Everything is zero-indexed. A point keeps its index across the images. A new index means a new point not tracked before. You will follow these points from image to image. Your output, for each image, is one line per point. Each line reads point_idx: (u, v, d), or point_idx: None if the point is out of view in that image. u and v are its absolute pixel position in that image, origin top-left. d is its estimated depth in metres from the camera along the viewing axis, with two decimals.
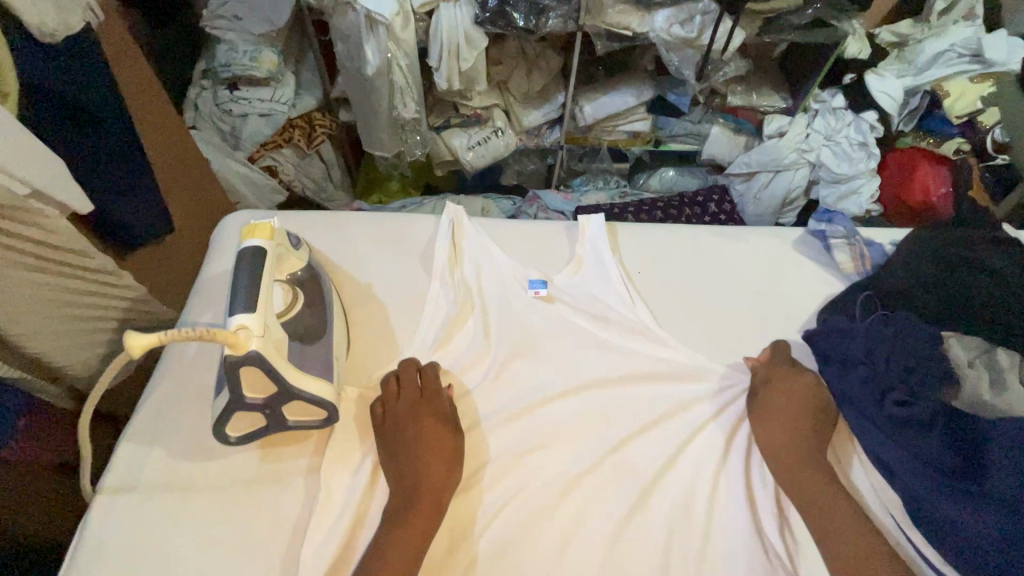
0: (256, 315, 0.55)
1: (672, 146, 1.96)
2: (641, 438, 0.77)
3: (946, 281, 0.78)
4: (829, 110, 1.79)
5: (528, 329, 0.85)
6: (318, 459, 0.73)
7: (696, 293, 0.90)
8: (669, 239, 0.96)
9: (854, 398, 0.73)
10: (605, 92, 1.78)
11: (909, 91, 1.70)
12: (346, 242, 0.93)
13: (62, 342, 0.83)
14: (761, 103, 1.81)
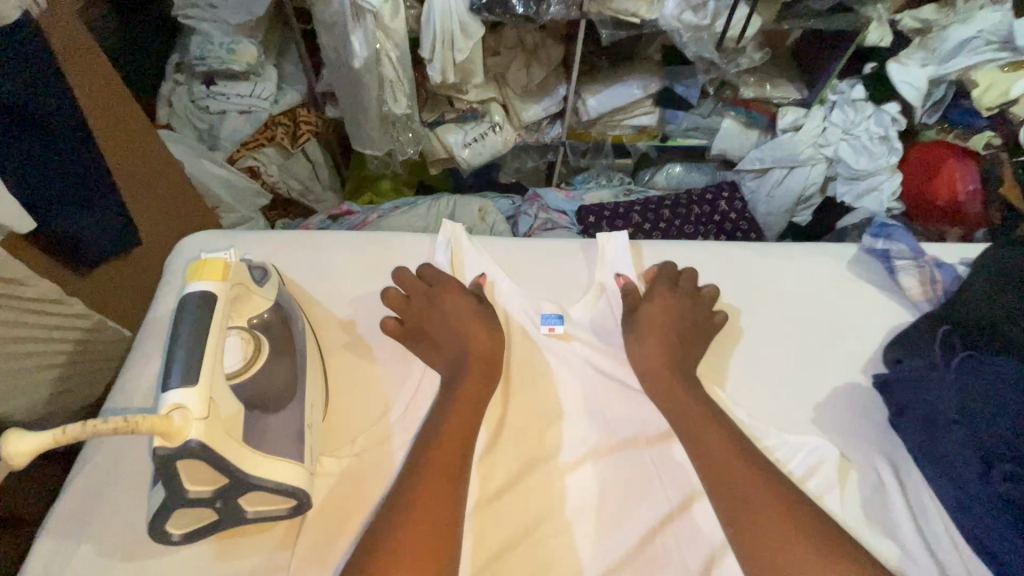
0: (199, 392, 0.47)
1: (679, 141, 1.85)
2: (676, 514, 0.69)
3: None
4: (848, 102, 1.69)
5: (548, 386, 0.77)
6: (287, 550, 0.63)
7: (738, 328, 0.83)
8: (707, 265, 0.89)
9: (953, 465, 0.65)
10: (610, 84, 1.66)
11: (934, 81, 1.58)
12: (329, 272, 0.84)
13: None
14: (774, 95, 1.71)
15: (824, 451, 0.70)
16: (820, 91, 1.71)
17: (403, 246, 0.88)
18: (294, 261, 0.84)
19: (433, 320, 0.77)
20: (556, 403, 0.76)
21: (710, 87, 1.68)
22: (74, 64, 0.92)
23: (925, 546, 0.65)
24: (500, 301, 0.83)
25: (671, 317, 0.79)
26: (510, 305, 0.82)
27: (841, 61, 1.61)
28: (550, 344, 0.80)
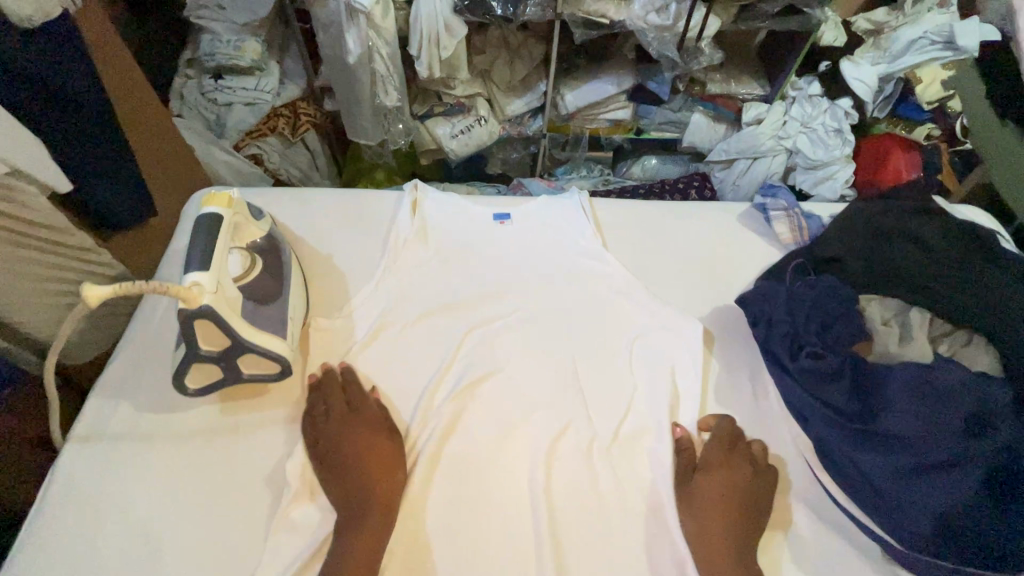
0: (211, 272, 0.52)
1: (654, 134, 1.95)
2: (577, 390, 0.63)
3: (877, 251, 0.67)
4: (806, 97, 1.77)
5: (413, 331, 0.66)
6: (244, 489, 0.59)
7: (654, 247, 0.76)
8: (643, 207, 0.81)
9: (768, 351, 0.60)
10: (585, 80, 1.79)
11: (883, 76, 1.64)
12: (314, 215, 0.76)
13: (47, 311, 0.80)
14: (739, 90, 1.80)
15: (748, 360, 0.65)
16: (779, 89, 1.80)
17: (383, 200, 0.79)
18: (278, 209, 0.77)
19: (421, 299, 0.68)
20: (409, 358, 0.64)
21: (679, 83, 1.78)
22: (101, 52, 1.04)
23: (805, 503, 0.56)
24: (431, 220, 0.75)
25: (558, 266, 0.73)
26: (442, 238, 0.74)
27: (798, 59, 1.71)
28: (490, 250, 0.74)
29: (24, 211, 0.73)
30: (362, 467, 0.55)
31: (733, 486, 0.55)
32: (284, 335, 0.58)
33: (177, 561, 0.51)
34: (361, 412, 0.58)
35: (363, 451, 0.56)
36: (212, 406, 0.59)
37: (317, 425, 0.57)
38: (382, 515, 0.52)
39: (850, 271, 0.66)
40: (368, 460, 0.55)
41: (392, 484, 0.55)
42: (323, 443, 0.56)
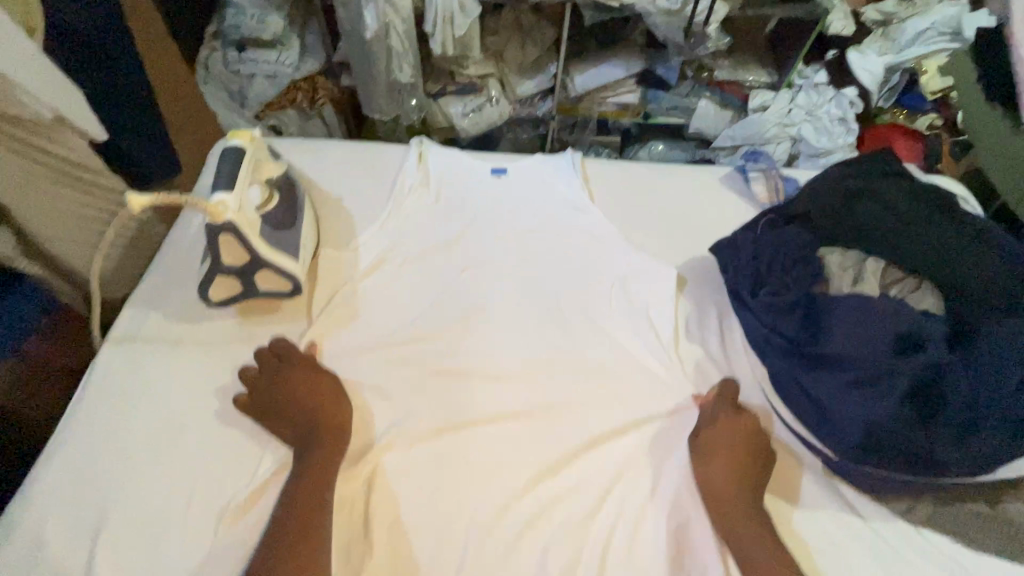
0: (234, 194, 0.59)
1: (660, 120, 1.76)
2: (558, 321, 0.69)
3: (846, 210, 0.70)
4: (810, 86, 1.63)
5: (413, 266, 0.73)
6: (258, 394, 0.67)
7: (641, 204, 0.81)
8: (633, 168, 0.86)
9: (733, 290, 0.66)
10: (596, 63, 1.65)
11: (889, 66, 1.57)
12: (327, 164, 0.83)
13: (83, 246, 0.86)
14: (747, 77, 1.66)
15: (718, 304, 0.71)
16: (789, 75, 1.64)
17: (392, 153, 0.85)
18: (296, 156, 0.84)
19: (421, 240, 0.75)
20: (405, 288, 0.71)
21: (687, 69, 1.66)
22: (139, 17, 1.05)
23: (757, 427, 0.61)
24: (435, 171, 0.82)
25: (549, 215, 0.79)
26: (444, 187, 0.81)
27: (807, 49, 1.59)
28: (487, 199, 0.80)
29: (68, 151, 0.81)
30: (305, 408, 0.58)
31: (730, 442, 0.58)
32: (296, 257, 0.65)
33: (195, 440, 0.57)
34: (296, 359, 0.61)
35: (303, 394, 0.58)
36: (231, 319, 0.66)
37: (255, 376, 0.60)
38: (328, 440, 0.56)
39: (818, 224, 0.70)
40: (309, 402, 0.58)
41: (337, 415, 0.58)
42: (260, 391, 0.59)
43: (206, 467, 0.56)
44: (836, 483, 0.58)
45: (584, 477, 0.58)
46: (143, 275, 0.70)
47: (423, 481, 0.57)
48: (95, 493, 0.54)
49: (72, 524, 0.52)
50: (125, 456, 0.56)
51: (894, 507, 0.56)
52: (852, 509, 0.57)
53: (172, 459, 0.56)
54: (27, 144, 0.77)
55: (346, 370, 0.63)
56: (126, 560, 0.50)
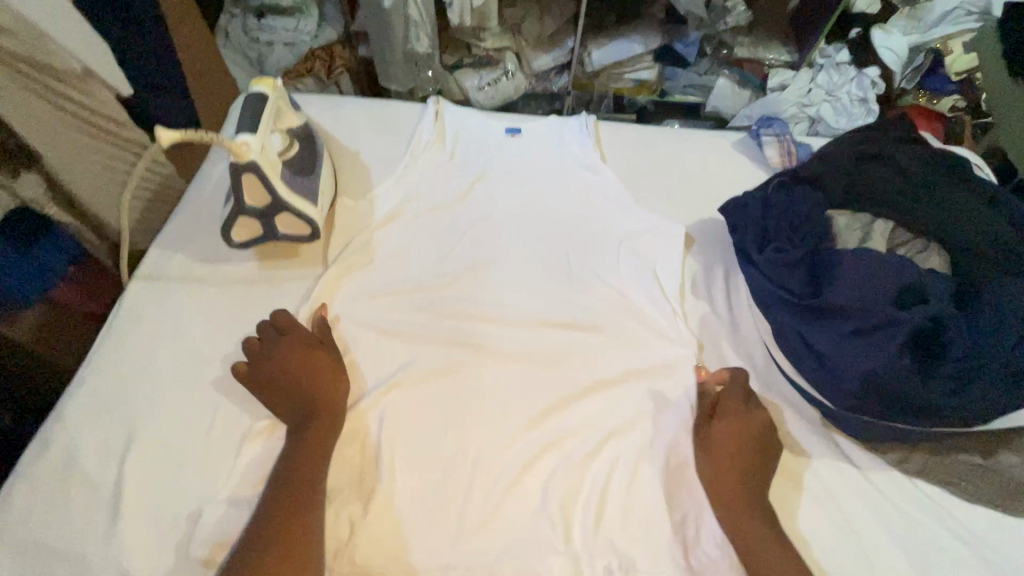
0: (257, 135, 0.61)
1: (678, 100, 1.55)
2: (567, 275, 0.70)
3: (857, 172, 0.70)
4: (832, 65, 1.37)
5: (426, 218, 0.74)
6: None
7: (653, 166, 0.82)
8: (647, 132, 0.87)
9: (740, 247, 0.67)
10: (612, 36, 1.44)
11: (913, 47, 1.33)
12: (343, 120, 0.84)
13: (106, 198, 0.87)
14: (766, 55, 1.43)
15: (725, 263, 0.72)
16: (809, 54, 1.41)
17: (408, 111, 0.87)
18: (315, 111, 0.85)
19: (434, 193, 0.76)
20: (417, 238, 0.72)
21: (709, 42, 1.44)
22: None
23: (756, 380, 0.63)
24: (451, 128, 0.82)
25: (562, 174, 0.79)
26: (459, 143, 0.81)
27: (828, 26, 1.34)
28: (501, 157, 0.80)
29: (92, 101, 0.80)
30: (302, 383, 0.58)
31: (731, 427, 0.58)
32: (315, 203, 0.67)
33: (221, 370, 0.60)
34: (293, 335, 0.60)
35: (299, 367, 0.58)
36: (252, 261, 0.69)
37: (256, 346, 0.60)
38: (324, 418, 0.56)
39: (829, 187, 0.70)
40: (307, 377, 0.58)
41: (333, 392, 0.58)
42: (258, 362, 0.59)
43: (232, 395, 0.59)
44: (832, 433, 0.60)
45: (586, 420, 0.60)
46: (168, 218, 0.73)
47: (431, 416, 0.59)
48: (126, 415, 0.57)
49: (105, 441, 0.55)
50: (155, 383, 0.59)
51: (888, 458, 0.58)
52: (847, 458, 0.58)
53: (199, 386, 0.59)
54: (55, 91, 0.76)
55: (358, 313, 0.65)
56: (158, 474, 0.54)
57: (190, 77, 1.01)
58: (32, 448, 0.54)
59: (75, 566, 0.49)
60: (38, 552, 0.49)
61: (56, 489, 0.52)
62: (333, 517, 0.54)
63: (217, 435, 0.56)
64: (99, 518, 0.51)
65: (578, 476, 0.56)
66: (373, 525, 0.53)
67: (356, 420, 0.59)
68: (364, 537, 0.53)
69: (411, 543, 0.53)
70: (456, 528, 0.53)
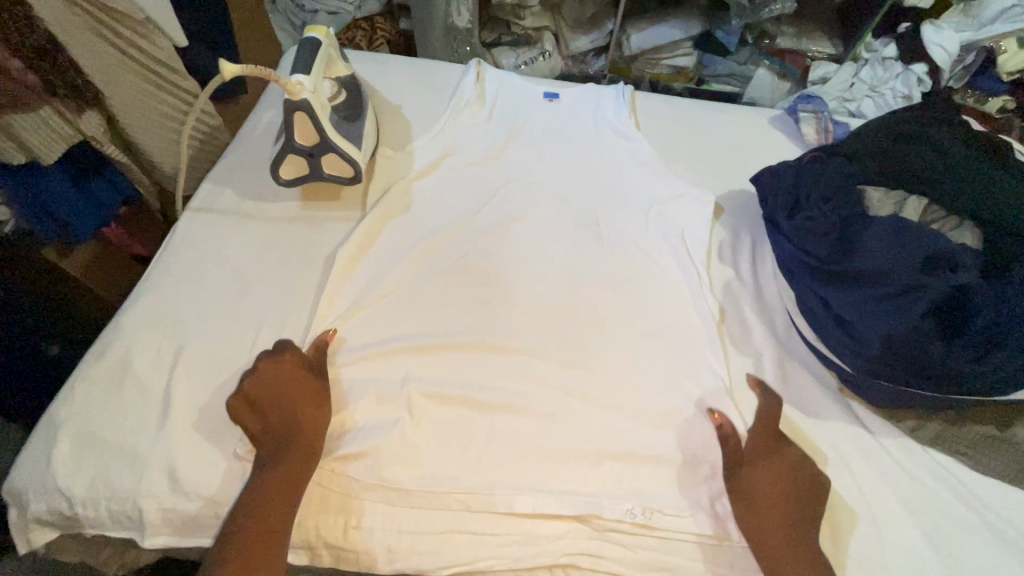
0: (310, 78, 0.64)
1: (714, 87, 1.53)
2: (597, 235, 0.72)
3: (895, 149, 0.70)
4: (877, 59, 1.33)
5: (461, 172, 0.76)
6: None
7: (688, 136, 0.83)
8: (684, 104, 0.87)
9: (769, 215, 0.68)
10: (653, 19, 1.41)
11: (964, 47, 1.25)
12: (387, 76, 0.87)
13: (158, 140, 0.90)
14: (810, 47, 1.40)
15: (754, 232, 0.73)
16: (855, 48, 1.36)
17: (450, 71, 0.89)
18: (362, 66, 0.88)
19: (470, 150, 0.78)
20: (451, 193, 0.74)
21: (752, 31, 1.40)
22: None
23: (774, 343, 0.64)
24: (491, 87, 0.84)
25: (597, 138, 0.80)
26: (499, 103, 0.83)
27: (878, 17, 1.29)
28: (538, 119, 0.82)
29: (151, 46, 0.82)
30: (286, 408, 0.54)
31: (781, 482, 0.53)
32: (358, 147, 0.70)
33: (263, 296, 0.64)
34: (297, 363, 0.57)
35: (290, 387, 0.55)
36: (296, 200, 0.72)
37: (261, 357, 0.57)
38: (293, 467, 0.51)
39: (865, 161, 0.70)
40: (291, 403, 0.54)
41: (309, 446, 0.53)
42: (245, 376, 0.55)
43: (272, 320, 0.62)
44: (848, 399, 0.61)
45: (607, 371, 0.62)
46: (220, 157, 0.77)
47: (457, 354, 0.62)
48: (175, 330, 0.61)
49: (156, 352, 0.59)
50: (202, 304, 0.63)
51: (904, 426, 0.59)
52: (861, 423, 0.59)
53: (243, 309, 0.63)
54: (116, 33, 0.78)
55: (396, 253, 0.68)
56: (203, 384, 0.57)
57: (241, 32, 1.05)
58: (92, 353, 0.59)
59: (127, 458, 0.53)
60: (93, 443, 0.53)
61: (111, 390, 0.56)
62: (358, 433, 0.56)
63: (258, 354, 0.60)
64: (149, 418, 0.55)
65: (593, 420, 0.59)
66: (399, 445, 0.56)
67: (386, 351, 0.61)
68: (389, 455, 0.55)
69: (434, 466, 0.55)
70: (477, 456, 0.56)
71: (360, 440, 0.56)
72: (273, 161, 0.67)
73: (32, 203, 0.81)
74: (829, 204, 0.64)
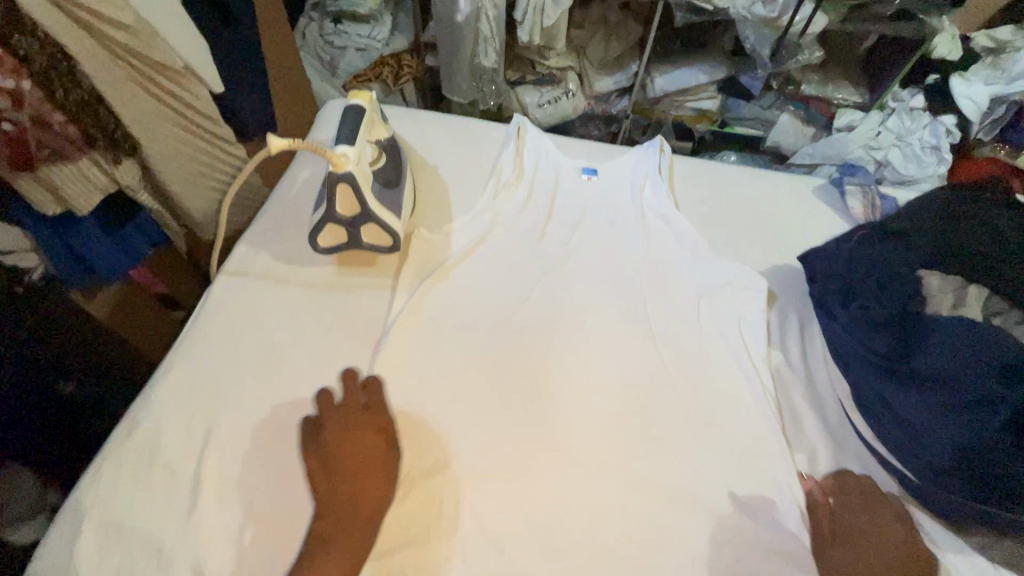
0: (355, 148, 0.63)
1: (737, 130, 1.48)
2: (642, 318, 0.70)
3: (948, 228, 0.67)
4: (905, 109, 1.28)
5: (502, 241, 0.75)
6: None
7: (726, 209, 0.81)
8: (722, 172, 0.85)
9: (825, 301, 0.67)
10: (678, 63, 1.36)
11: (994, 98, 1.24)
12: (425, 136, 0.86)
13: (188, 186, 0.88)
14: (836, 94, 1.35)
15: (803, 313, 0.72)
16: (882, 96, 1.32)
17: (487, 130, 0.88)
18: (400, 123, 0.87)
19: (505, 218, 0.76)
20: (492, 264, 0.72)
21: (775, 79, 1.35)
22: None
23: (830, 442, 0.62)
24: (529, 152, 0.83)
25: (637, 210, 0.79)
26: (538, 169, 0.81)
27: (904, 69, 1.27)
28: (578, 190, 0.81)
29: (192, 98, 0.82)
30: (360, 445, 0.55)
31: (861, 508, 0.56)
32: (398, 215, 0.69)
33: (298, 370, 0.62)
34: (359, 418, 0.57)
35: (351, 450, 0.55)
36: (331, 266, 0.71)
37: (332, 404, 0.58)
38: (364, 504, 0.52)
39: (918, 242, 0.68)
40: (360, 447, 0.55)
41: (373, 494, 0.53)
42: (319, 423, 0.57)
43: (310, 399, 0.60)
44: (911, 506, 0.59)
45: (650, 469, 0.59)
46: (254, 218, 0.76)
47: (498, 439, 0.60)
48: (206, 408, 0.59)
49: (185, 432, 0.57)
50: (234, 378, 0.61)
51: (971, 540, 0.55)
52: (924, 534, 0.57)
53: (276, 386, 0.61)
54: (155, 84, 0.78)
55: (436, 328, 0.66)
56: (237, 470, 0.55)
57: (276, 84, 1.05)
58: (120, 429, 0.57)
59: (151, 550, 0.50)
60: (117, 532, 0.51)
61: (138, 474, 0.54)
62: (396, 525, 0.54)
63: (293, 437, 0.58)
64: (176, 503, 0.53)
65: (639, 518, 0.56)
66: (433, 537, 0.53)
67: (423, 437, 0.59)
68: (426, 548, 0.53)
69: (476, 565, 0.52)
70: (520, 551, 0.53)
71: (398, 532, 0.53)
72: (312, 229, 0.66)
73: (64, 250, 0.81)
74: (885, 291, 0.61)
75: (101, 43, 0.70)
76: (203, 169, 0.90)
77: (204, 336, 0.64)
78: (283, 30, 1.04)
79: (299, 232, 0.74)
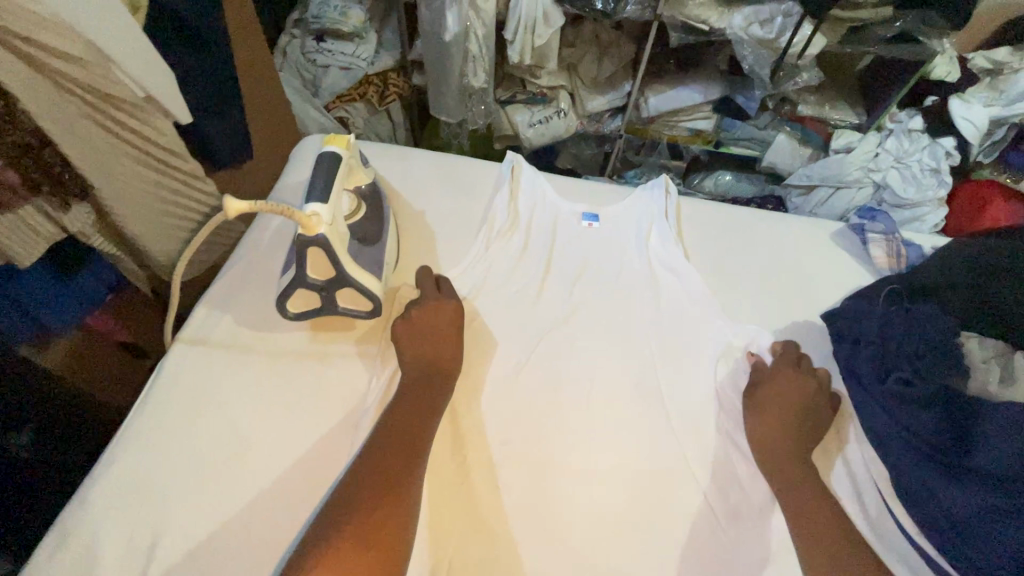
0: (329, 206, 0.55)
1: (733, 151, 1.37)
2: (653, 389, 0.63)
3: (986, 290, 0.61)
4: (903, 130, 1.19)
5: (496, 299, 0.68)
6: None
7: (736, 258, 0.74)
8: (732, 216, 0.79)
9: (856, 371, 0.59)
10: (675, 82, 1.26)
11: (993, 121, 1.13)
12: (413, 177, 0.79)
13: (154, 229, 0.78)
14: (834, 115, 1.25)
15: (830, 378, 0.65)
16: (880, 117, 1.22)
17: (480, 168, 0.81)
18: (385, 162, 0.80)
19: (497, 273, 0.69)
20: (485, 327, 0.65)
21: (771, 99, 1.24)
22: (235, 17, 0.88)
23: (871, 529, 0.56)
24: (525, 197, 0.76)
25: (645, 262, 0.72)
26: (536, 215, 0.74)
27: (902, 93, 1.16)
28: (579, 238, 0.74)
29: (151, 131, 0.70)
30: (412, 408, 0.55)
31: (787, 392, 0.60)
32: (379, 276, 0.61)
33: (263, 459, 0.55)
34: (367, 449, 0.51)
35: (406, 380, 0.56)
36: (305, 332, 0.63)
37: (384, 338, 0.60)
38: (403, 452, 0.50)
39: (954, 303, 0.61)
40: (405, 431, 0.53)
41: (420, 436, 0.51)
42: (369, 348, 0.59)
43: (276, 495, 0.53)
44: None
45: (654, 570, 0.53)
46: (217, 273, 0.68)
47: (492, 536, 0.54)
48: (154, 510, 0.52)
49: (127, 540, 0.50)
50: (188, 471, 0.54)
51: None
52: None
53: (236, 479, 0.54)
54: (107, 117, 0.66)
55: None
56: None
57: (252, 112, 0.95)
58: (51, 536, 0.50)
59: None
60: None
61: None
62: None
63: (253, 543, 0.51)
64: None
65: None
66: None
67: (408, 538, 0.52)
68: None
69: None
70: None
71: None
72: (279, 297, 0.58)
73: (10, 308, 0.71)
74: (923, 361, 0.55)
75: (47, 77, 0.59)
76: (167, 211, 0.79)
77: (157, 420, 0.56)
78: (258, 55, 0.95)
79: (268, 290, 0.66)
